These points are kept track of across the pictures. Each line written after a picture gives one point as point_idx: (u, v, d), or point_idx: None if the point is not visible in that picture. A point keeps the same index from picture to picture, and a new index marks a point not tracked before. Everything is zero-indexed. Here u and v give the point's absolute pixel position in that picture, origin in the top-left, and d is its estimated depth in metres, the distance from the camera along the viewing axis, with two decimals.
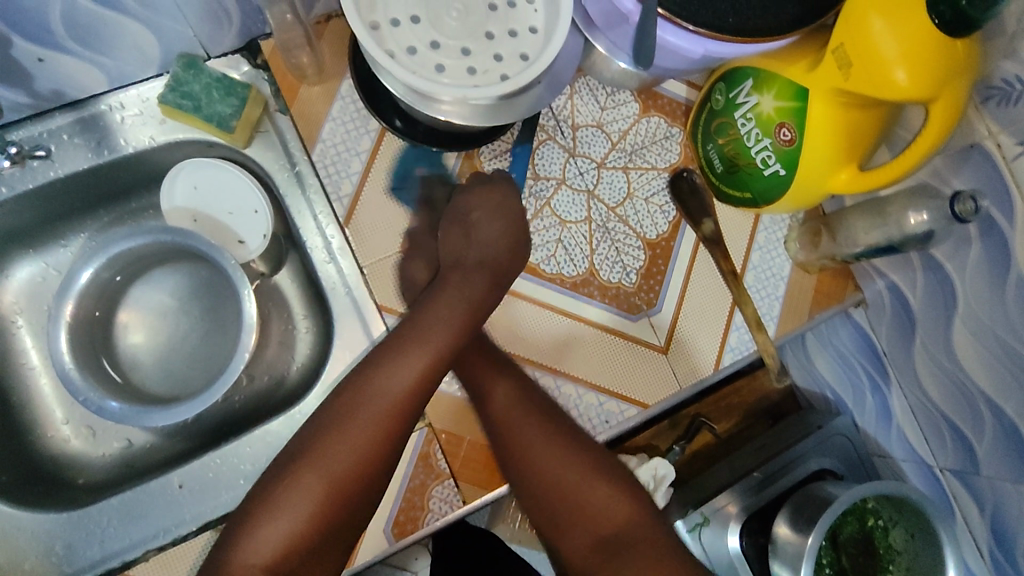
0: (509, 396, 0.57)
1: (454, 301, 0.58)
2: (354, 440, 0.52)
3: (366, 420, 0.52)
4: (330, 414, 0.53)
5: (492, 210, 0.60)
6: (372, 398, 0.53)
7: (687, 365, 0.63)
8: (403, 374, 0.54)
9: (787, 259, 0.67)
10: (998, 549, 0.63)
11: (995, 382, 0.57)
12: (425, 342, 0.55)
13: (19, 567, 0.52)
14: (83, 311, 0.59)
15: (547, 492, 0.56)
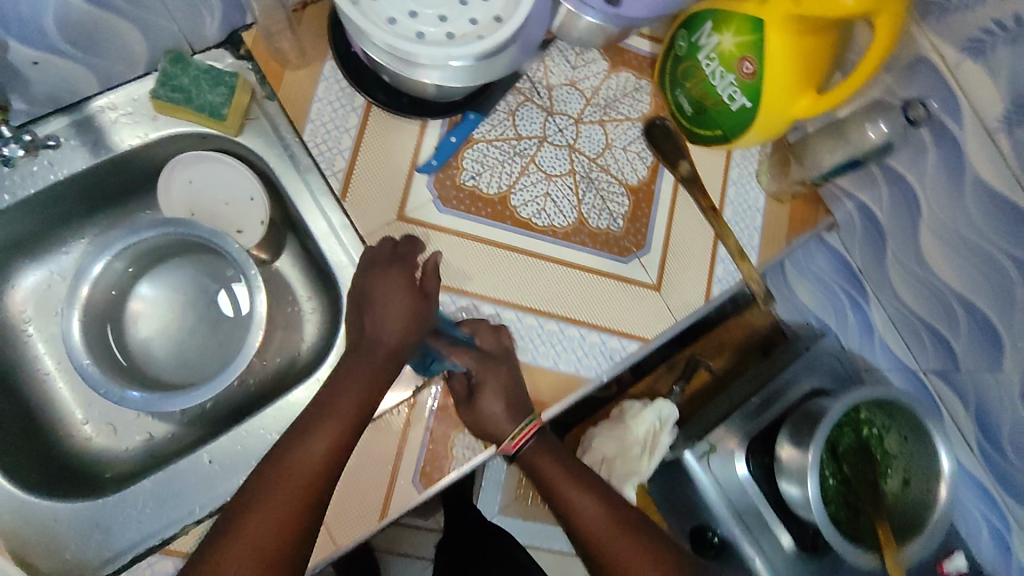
0: (588, 512, 0.59)
1: (362, 370, 0.56)
2: (269, 529, 0.49)
3: (277, 499, 0.50)
4: (235, 505, 0.50)
5: (394, 280, 0.58)
6: (284, 478, 0.51)
7: (678, 299, 0.67)
8: (310, 450, 0.52)
9: (761, 191, 0.71)
10: (984, 439, 0.70)
11: (964, 279, 0.62)
12: (335, 414, 0.54)
13: (60, 556, 0.53)
14: (99, 292, 0.61)
15: None
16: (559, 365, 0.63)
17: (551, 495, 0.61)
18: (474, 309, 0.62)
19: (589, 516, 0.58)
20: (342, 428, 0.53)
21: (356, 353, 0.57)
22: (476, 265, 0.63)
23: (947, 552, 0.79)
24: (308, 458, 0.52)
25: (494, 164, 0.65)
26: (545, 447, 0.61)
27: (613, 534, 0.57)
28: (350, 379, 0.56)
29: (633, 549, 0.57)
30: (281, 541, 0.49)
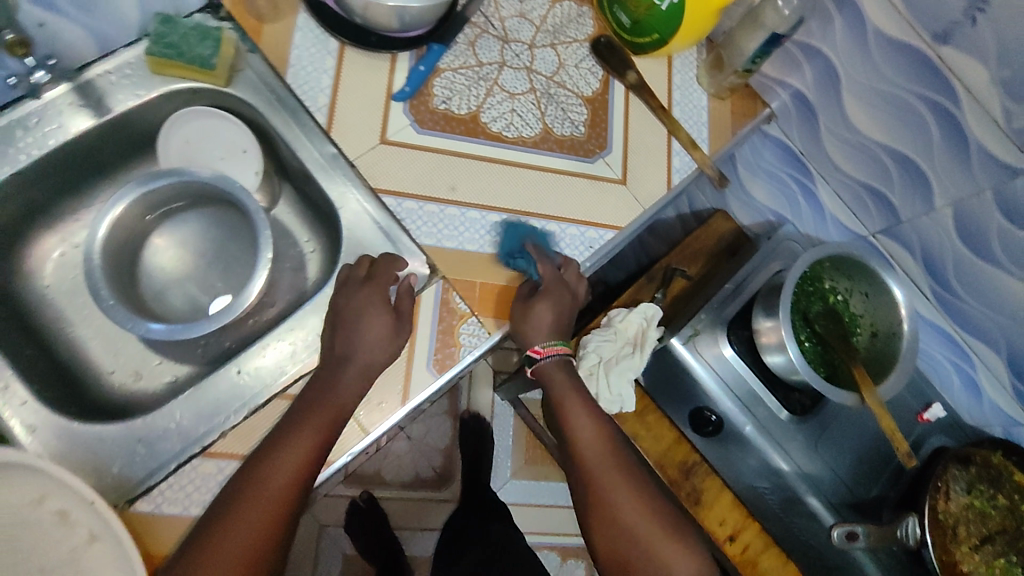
0: (592, 443, 0.65)
1: (331, 391, 0.58)
2: (235, 551, 0.51)
3: (251, 510, 0.53)
4: (214, 515, 0.53)
5: (360, 302, 0.61)
6: (252, 499, 0.53)
7: (644, 190, 0.74)
8: (281, 469, 0.54)
9: (703, 92, 0.79)
10: (934, 282, 0.78)
11: (885, 129, 0.71)
12: (305, 435, 0.56)
13: (108, 472, 0.57)
14: (133, 214, 0.66)
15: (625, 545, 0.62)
16: (545, 256, 0.69)
17: (557, 413, 0.68)
18: (461, 214, 0.68)
19: (591, 445, 0.65)
20: (313, 441, 0.56)
21: (328, 367, 0.60)
22: (458, 176, 0.69)
23: (926, 404, 0.86)
24: (276, 478, 0.54)
25: (462, 89, 0.72)
26: (562, 364, 0.68)
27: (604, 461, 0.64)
28: (320, 401, 0.58)
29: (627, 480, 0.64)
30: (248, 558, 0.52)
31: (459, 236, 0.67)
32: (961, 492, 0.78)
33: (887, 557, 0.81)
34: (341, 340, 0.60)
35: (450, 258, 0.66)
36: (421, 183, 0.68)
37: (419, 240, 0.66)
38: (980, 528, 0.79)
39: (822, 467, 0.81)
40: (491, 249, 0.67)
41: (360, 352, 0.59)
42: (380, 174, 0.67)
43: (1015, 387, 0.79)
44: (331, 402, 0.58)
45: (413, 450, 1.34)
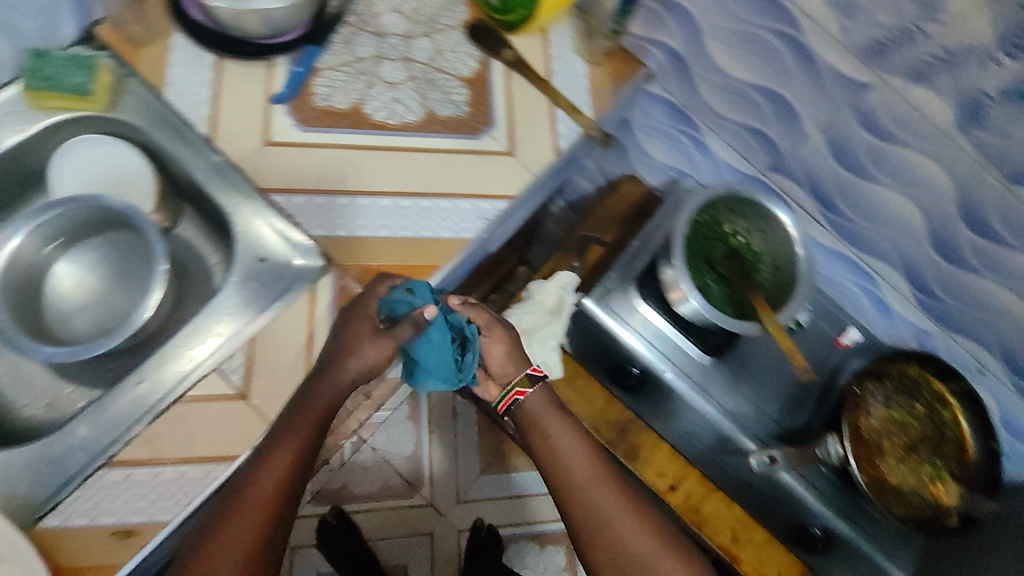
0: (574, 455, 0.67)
1: (319, 403, 0.60)
2: (233, 549, 0.56)
3: (246, 512, 0.57)
4: (213, 519, 0.57)
5: (358, 313, 0.63)
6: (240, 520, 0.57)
7: (532, 158, 0.77)
8: (269, 472, 0.58)
9: (581, 60, 0.83)
10: (823, 209, 0.82)
11: (750, 69, 0.74)
12: (290, 444, 0.59)
13: (14, 494, 0.57)
14: (31, 245, 0.68)
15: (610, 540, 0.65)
16: (439, 232, 0.71)
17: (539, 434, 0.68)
18: (350, 202, 0.69)
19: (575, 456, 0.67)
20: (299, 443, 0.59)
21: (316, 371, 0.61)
22: (346, 168, 0.70)
23: (842, 330, 0.89)
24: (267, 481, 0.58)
25: (342, 84, 0.74)
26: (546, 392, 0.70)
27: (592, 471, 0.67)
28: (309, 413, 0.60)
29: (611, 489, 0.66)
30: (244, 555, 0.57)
31: (351, 223, 0.69)
32: (879, 405, 0.82)
33: (820, 481, 0.82)
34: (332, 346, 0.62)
35: (344, 245, 0.68)
36: (310, 179, 0.69)
37: (314, 234, 0.68)
38: (902, 439, 0.82)
39: (746, 405, 0.84)
40: (385, 232, 0.69)
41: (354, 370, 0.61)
42: (266, 174, 0.69)
43: (918, 298, 0.82)
44: (320, 410, 0.60)
45: (378, 460, 1.34)
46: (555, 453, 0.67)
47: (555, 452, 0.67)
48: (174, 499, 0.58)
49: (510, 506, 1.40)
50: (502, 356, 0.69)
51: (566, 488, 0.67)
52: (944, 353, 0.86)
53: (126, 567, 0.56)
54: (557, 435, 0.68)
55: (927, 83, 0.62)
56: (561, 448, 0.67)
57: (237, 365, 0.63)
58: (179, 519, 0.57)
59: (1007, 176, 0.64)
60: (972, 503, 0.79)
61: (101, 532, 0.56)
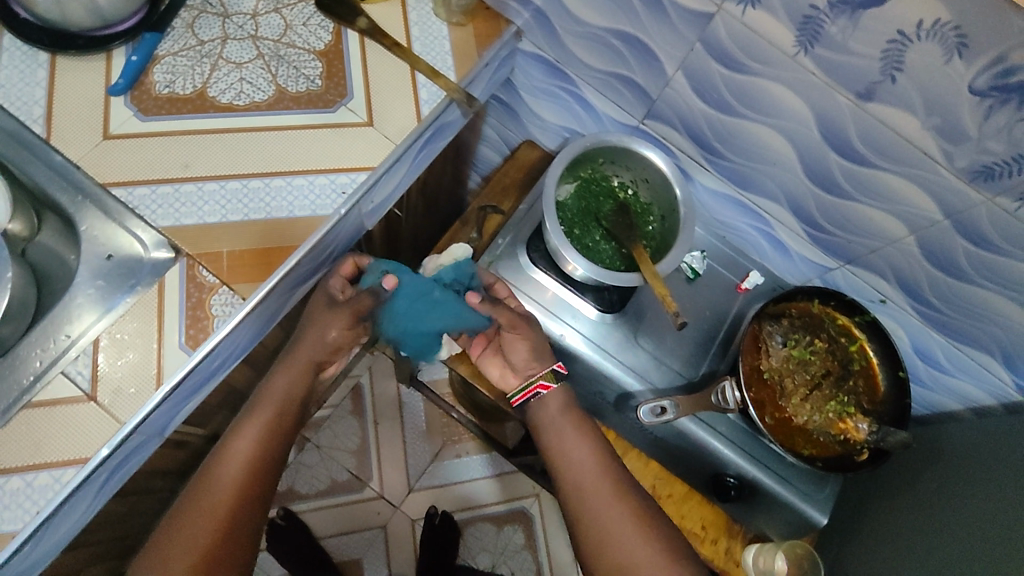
0: (582, 458, 0.73)
1: (283, 378, 0.73)
2: (215, 507, 0.64)
3: (226, 472, 0.66)
4: (196, 485, 0.65)
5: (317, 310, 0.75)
6: (208, 489, 0.64)
7: (393, 127, 0.74)
8: (243, 439, 0.68)
9: (441, 23, 0.81)
10: (705, 152, 0.80)
11: (602, 14, 0.72)
12: (260, 416, 0.70)
13: None
14: None
15: (599, 537, 0.69)
16: (295, 211, 0.69)
17: (552, 437, 0.76)
18: (198, 188, 0.67)
19: (583, 459, 0.73)
20: (267, 415, 0.70)
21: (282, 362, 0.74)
22: (193, 154, 0.68)
23: (743, 275, 0.86)
24: (242, 444, 0.67)
25: (185, 69, 0.72)
26: (562, 397, 0.78)
27: (598, 482, 0.71)
28: (275, 387, 0.72)
29: (616, 495, 0.70)
30: (223, 514, 0.64)
31: (197, 210, 0.66)
32: (779, 345, 0.79)
33: (730, 430, 0.80)
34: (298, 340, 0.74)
35: (191, 233, 0.65)
36: (152, 169, 0.67)
37: (160, 223, 0.65)
38: (806, 377, 0.80)
39: (648, 360, 0.81)
40: (235, 215, 0.67)
41: (310, 339, 0.74)
42: (106, 169, 0.67)
43: (809, 234, 0.80)
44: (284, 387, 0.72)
45: (325, 457, 1.34)
46: (563, 456, 0.74)
47: (571, 466, 0.73)
48: (25, 506, 0.55)
49: (463, 491, 1.36)
50: (526, 355, 0.77)
51: (574, 490, 0.72)
52: (846, 287, 0.84)
53: None
54: (568, 444, 0.74)
55: (760, 5, 0.60)
56: (574, 460, 0.73)
57: (84, 365, 0.60)
58: (26, 528, 0.55)
59: (856, 94, 0.62)
60: (883, 435, 0.74)
61: None
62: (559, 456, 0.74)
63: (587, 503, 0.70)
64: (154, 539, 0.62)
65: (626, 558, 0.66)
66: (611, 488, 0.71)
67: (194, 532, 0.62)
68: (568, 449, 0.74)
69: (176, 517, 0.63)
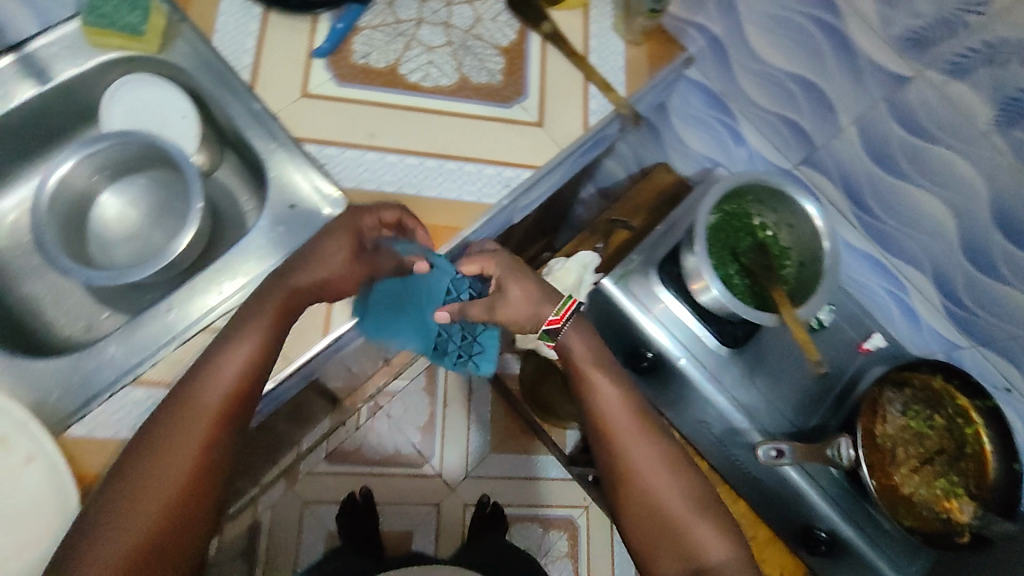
0: (615, 406, 0.63)
1: (269, 309, 0.58)
2: (187, 446, 0.53)
3: (203, 408, 0.54)
4: (159, 421, 0.54)
5: (335, 238, 0.61)
6: (183, 424, 0.53)
7: (560, 131, 0.77)
8: (227, 369, 0.55)
9: (619, 39, 0.83)
10: (856, 208, 0.81)
11: (789, 57, 0.75)
12: (242, 345, 0.56)
13: (47, 400, 0.61)
14: (82, 174, 0.71)
15: (659, 521, 0.59)
16: (463, 196, 0.73)
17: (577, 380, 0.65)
18: (381, 158, 0.72)
19: (614, 406, 0.63)
20: (255, 344, 0.57)
21: (273, 286, 0.59)
22: (379, 124, 0.73)
23: (866, 334, 0.88)
24: (224, 374, 0.55)
25: (381, 43, 0.76)
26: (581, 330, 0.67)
27: (636, 439, 0.62)
28: (256, 319, 0.57)
29: (666, 466, 0.61)
30: (196, 458, 0.53)
31: (378, 178, 0.71)
32: (898, 414, 0.81)
33: (830, 484, 0.81)
34: (299, 270, 0.59)
35: (372, 199, 0.71)
36: (341, 132, 0.72)
37: (347, 184, 0.71)
38: (918, 450, 0.80)
39: (758, 398, 0.84)
40: (411, 189, 0.72)
41: (306, 279, 0.59)
42: (302, 123, 0.72)
43: (946, 307, 0.80)
44: (273, 315, 0.58)
45: (392, 429, 1.37)
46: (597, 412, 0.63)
47: (614, 441, 0.62)
48: None
49: (516, 487, 1.38)
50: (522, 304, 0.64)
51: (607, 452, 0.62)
52: (970, 368, 0.83)
53: None
54: (601, 394, 0.63)
55: (967, 77, 0.62)
56: (617, 431, 0.62)
57: None
58: None
59: None
60: (987, 523, 0.74)
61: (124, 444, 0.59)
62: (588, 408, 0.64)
63: (638, 487, 0.61)
64: (110, 477, 0.52)
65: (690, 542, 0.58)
66: (662, 466, 0.61)
67: (159, 479, 0.52)
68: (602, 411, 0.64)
69: (136, 458, 0.52)
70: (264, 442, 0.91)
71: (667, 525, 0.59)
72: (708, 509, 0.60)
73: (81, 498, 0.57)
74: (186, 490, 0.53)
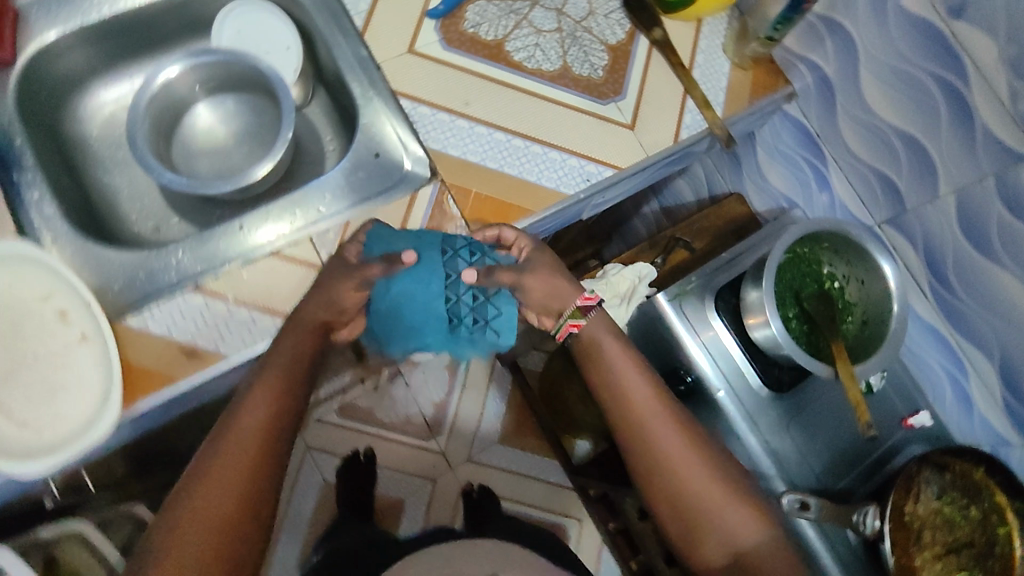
0: (637, 389, 0.63)
1: (292, 341, 0.58)
2: (230, 472, 0.51)
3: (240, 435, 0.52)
4: (200, 458, 0.52)
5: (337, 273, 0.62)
6: (224, 453, 0.51)
7: (649, 138, 0.77)
8: (259, 401, 0.54)
9: (726, 60, 0.82)
10: (933, 279, 0.78)
11: (900, 111, 0.74)
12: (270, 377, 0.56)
13: (109, 289, 0.62)
14: (184, 82, 0.73)
15: (689, 509, 0.61)
16: (542, 181, 0.73)
17: (596, 366, 0.65)
18: (470, 127, 0.72)
19: (638, 390, 0.63)
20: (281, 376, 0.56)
21: (293, 326, 0.59)
22: (475, 94, 0.73)
23: (913, 410, 0.84)
24: (257, 406, 0.54)
25: (493, 17, 0.76)
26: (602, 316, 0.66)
27: (665, 425, 0.62)
28: (284, 350, 0.58)
29: (693, 450, 0.62)
30: (243, 481, 0.51)
31: (464, 146, 0.72)
32: (932, 496, 0.78)
33: (845, 550, 0.79)
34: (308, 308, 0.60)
35: (453, 164, 0.71)
36: (438, 93, 0.72)
37: (434, 146, 0.71)
38: (945, 537, 0.78)
39: (791, 445, 0.82)
40: (492, 164, 0.72)
41: (314, 310, 0.59)
42: (401, 78, 0.72)
43: (1006, 400, 0.77)
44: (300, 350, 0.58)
45: (408, 398, 1.36)
46: (621, 397, 0.63)
47: (643, 429, 0.62)
48: (244, 337, 0.62)
49: (514, 481, 1.37)
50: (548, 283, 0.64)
51: (630, 436, 0.62)
52: (1015, 467, 0.80)
53: (189, 383, 0.60)
54: (624, 377, 0.63)
55: None
56: (645, 419, 0.62)
57: (329, 241, 0.67)
58: (236, 358, 0.61)
59: None
60: None
61: (171, 345, 0.61)
62: (611, 388, 0.64)
63: (668, 476, 0.61)
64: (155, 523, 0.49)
65: (725, 526, 0.60)
66: (691, 451, 0.62)
67: (207, 512, 0.49)
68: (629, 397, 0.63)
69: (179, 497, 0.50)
70: None
71: (698, 511, 0.61)
72: (739, 491, 0.62)
73: (124, 385, 0.59)
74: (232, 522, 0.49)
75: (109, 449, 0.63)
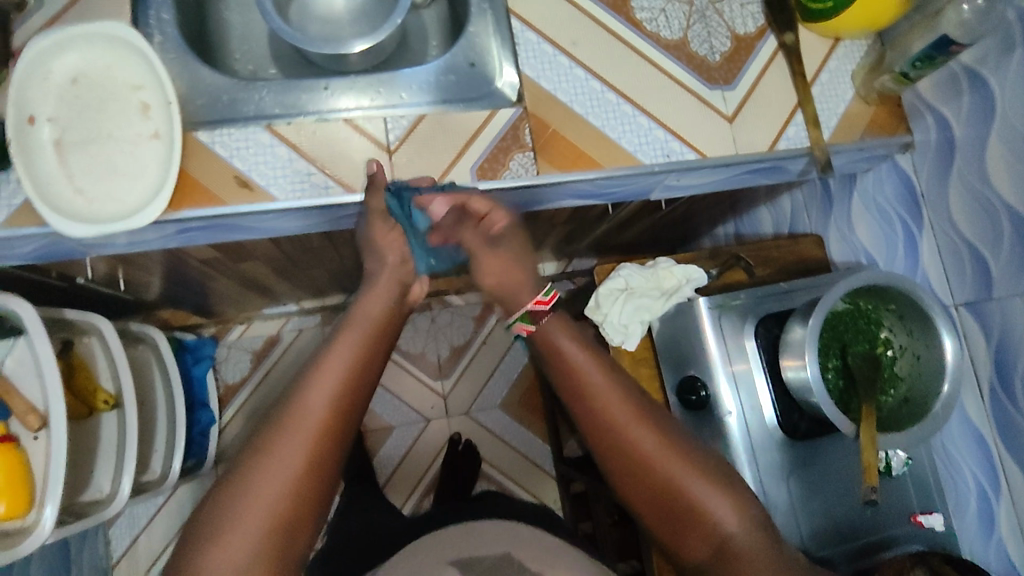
0: (601, 384, 0.63)
1: (352, 344, 0.62)
2: (291, 448, 0.55)
3: (301, 418, 0.56)
4: (266, 433, 0.56)
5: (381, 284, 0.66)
6: (288, 427, 0.56)
7: (744, 137, 0.74)
8: (320, 390, 0.58)
9: (851, 87, 0.78)
10: (997, 380, 0.72)
11: (1018, 189, 0.67)
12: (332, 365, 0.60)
13: (193, 102, 0.66)
14: None
15: (676, 513, 0.60)
16: (622, 141, 0.71)
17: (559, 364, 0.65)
18: (570, 67, 0.71)
19: (598, 384, 0.63)
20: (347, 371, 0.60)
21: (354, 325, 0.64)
22: (585, 37, 0.73)
23: (927, 509, 0.79)
24: (316, 396, 0.57)
25: None
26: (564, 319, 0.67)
27: (638, 424, 0.62)
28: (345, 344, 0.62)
29: (667, 441, 0.61)
30: (305, 460, 0.55)
31: (557, 81, 0.71)
32: None
33: None
34: (365, 312, 0.65)
35: (542, 96, 0.71)
36: (550, 24, 0.72)
37: (529, 73, 0.71)
38: None
39: (784, 495, 0.77)
40: (579, 108, 0.71)
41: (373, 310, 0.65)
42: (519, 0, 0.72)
43: None
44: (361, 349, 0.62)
45: (429, 333, 1.38)
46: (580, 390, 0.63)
47: (611, 426, 0.62)
48: (294, 187, 0.64)
49: (501, 450, 1.36)
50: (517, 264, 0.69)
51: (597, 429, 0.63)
52: None
53: (231, 207, 0.62)
54: (584, 372, 0.64)
55: None
56: (612, 420, 0.62)
57: (401, 126, 0.68)
58: (283, 202, 0.63)
59: None
60: None
61: (227, 169, 0.63)
62: (568, 380, 0.64)
63: (648, 475, 0.61)
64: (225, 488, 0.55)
65: (711, 518, 0.59)
66: (669, 447, 0.61)
67: (270, 483, 0.54)
68: (592, 392, 0.63)
69: (248, 466, 0.55)
70: (328, 263, 0.96)
71: (682, 504, 0.60)
72: (716, 479, 0.61)
73: (176, 188, 0.62)
74: (292, 501, 0.54)
75: (145, 246, 0.67)
